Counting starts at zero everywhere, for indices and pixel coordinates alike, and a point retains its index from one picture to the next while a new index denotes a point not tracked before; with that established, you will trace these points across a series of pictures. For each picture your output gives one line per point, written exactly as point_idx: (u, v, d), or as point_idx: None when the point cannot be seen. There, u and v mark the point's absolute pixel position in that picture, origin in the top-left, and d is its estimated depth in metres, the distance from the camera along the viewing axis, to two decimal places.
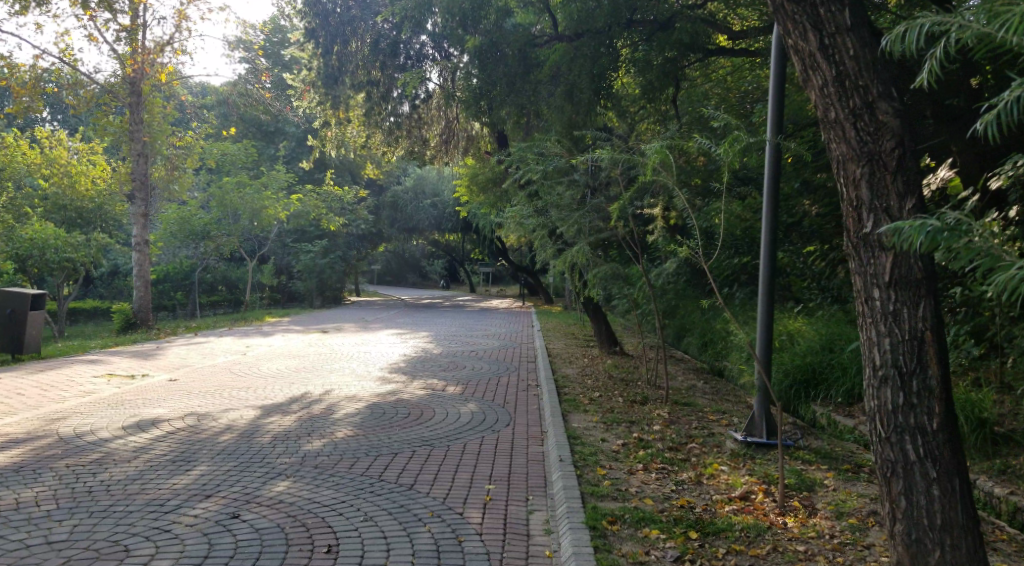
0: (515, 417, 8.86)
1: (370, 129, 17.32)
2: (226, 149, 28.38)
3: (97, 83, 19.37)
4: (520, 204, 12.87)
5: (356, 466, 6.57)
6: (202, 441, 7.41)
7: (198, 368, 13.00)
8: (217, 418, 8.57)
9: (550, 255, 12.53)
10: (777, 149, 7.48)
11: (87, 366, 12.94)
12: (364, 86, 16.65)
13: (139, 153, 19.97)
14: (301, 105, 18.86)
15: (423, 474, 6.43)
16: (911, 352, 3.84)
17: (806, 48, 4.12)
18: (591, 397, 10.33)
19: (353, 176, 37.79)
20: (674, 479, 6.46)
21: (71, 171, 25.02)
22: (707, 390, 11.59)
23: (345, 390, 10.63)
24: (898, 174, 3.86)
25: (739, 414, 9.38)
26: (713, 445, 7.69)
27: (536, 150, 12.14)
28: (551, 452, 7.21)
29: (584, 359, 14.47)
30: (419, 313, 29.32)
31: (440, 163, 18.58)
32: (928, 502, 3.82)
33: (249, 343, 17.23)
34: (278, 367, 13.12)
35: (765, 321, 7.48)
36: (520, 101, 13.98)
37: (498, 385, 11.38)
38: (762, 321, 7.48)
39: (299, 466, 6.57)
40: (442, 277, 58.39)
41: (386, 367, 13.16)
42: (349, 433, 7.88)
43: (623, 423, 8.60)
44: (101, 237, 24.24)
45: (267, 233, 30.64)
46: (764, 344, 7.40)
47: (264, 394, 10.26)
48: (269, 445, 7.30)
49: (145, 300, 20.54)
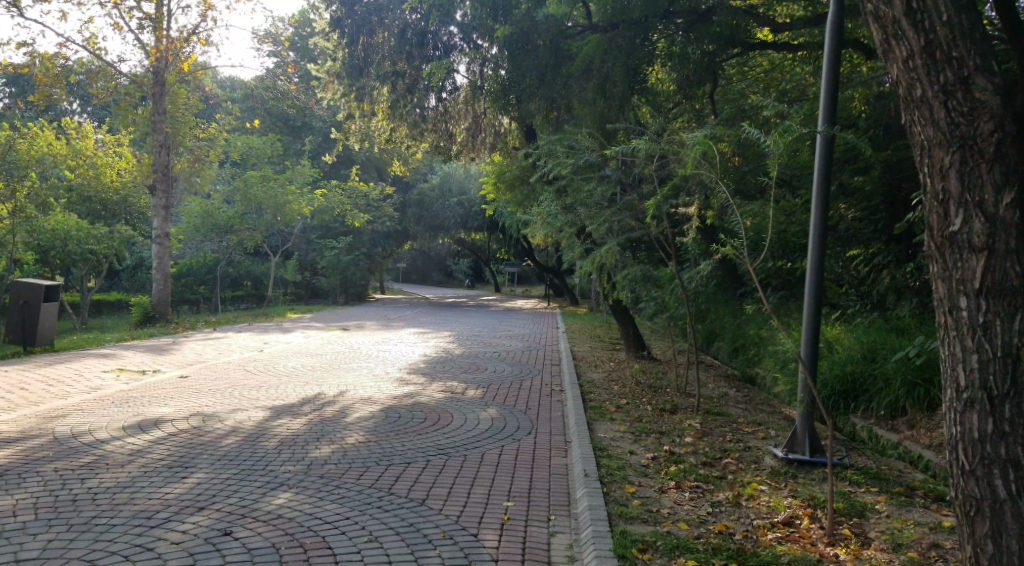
0: (539, 425, 8.33)
1: (393, 123, 16.88)
2: (250, 143, 28.17)
3: (120, 72, 19.20)
4: (547, 200, 12.35)
5: (364, 477, 6.09)
6: (204, 445, 7.01)
7: (212, 364, 12.64)
8: (223, 420, 8.14)
9: (578, 255, 12.00)
10: (828, 139, 6.88)
11: (100, 360, 12.65)
12: (389, 77, 16.19)
13: (161, 143, 19.76)
14: (325, 97, 18.38)
15: (437, 487, 5.93)
16: (1002, 372, 3.42)
17: (891, 14, 3.70)
18: (618, 404, 9.77)
19: (379, 173, 37.56)
20: (709, 500, 5.88)
21: (96, 163, 25.20)
22: (739, 398, 11.00)
23: (360, 392, 10.18)
24: (996, 163, 3.44)
25: (776, 427, 8.79)
26: (750, 461, 7.08)
27: (566, 143, 11.60)
28: (575, 465, 6.68)
29: (610, 363, 13.91)
30: (442, 311, 28.98)
31: (467, 158, 18.08)
32: (1020, 548, 3.39)
33: (267, 339, 16.87)
34: (295, 365, 12.75)
35: (810, 328, 6.88)
36: (550, 93, 13.51)
37: (519, 389, 10.87)
38: (808, 327, 6.89)
39: (304, 476, 6.09)
40: (467, 277, 58.04)
41: (405, 368, 12.72)
42: (361, 438, 7.42)
43: (652, 433, 8.05)
44: (124, 229, 24.08)
45: (291, 228, 30.37)
46: (808, 353, 6.82)
47: (275, 394, 9.85)
48: (275, 451, 6.86)
49: (164, 293, 20.25)
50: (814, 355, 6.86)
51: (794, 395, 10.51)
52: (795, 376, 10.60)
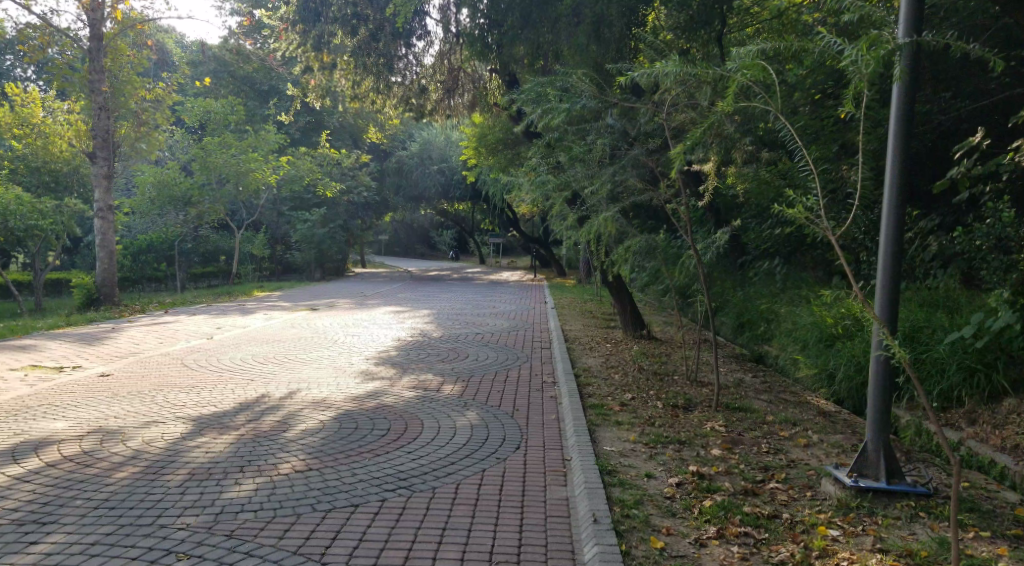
0: (528, 437, 6.61)
1: (358, 77, 14.86)
2: (208, 106, 26.05)
3: (56, 28, 17.11)
4: (534, 159, 10.57)
5: (289, 535, 4.41)
6: (88, 480, 5.32)
7: (147, 356, 10.88)
8: (127, 440, 6.36)
9: (569, 222, 10.27)
10: (914, 52, 4.91)
11: (16, 354, 10.87)
12: (349, 20, 13.94)
13: (100, 107, 17.62)
14: (280, 49, 16.06)
15: (389, 553, 4.24)
16: None
17: None
18: (621, 402, 8.06)
19: (353, 140, 34.99)
20: (769, 563, 4.23)
21: (44, 130, 23.17)
22: (758, 385, 9.23)
23: (312, 392, 8.46)
24: None
25: (817, 427, 7.05)
26: (804, 487, 5.37)
27: (555, 82, 9.69)
28: (579, 502, 4.98)
29: (605, 346, 12.23)
30: (420, 286, 27.22)
31: (443, 116, 16.20)
32: None
33: (222, 323, 15.04)
34: (243, 356, 10.98)
35: (884, 295, 4.98)
36: (537, 37, 11.87)
37: (501, 383, 9.15)
38: (881, 299, 5.00)
39: (205, 535, 4.40)
40: (450, 249, 56.10)
41: (371, 357, 10.99)
42: (299, 465, 5.69)
43: (666, 446, 6.32)
44: (74, 203, 21.77)
45: (256, 199, 28.31)
46: (884, 325, 4.92)
47: (207, 398, 8.09)
48: (177, 490, 5.14)
49: (109, 273, 18.29)
50: (891, 331, 4.99)
51: (821, 381, 8.68)
52: (821, 359, 8.84)
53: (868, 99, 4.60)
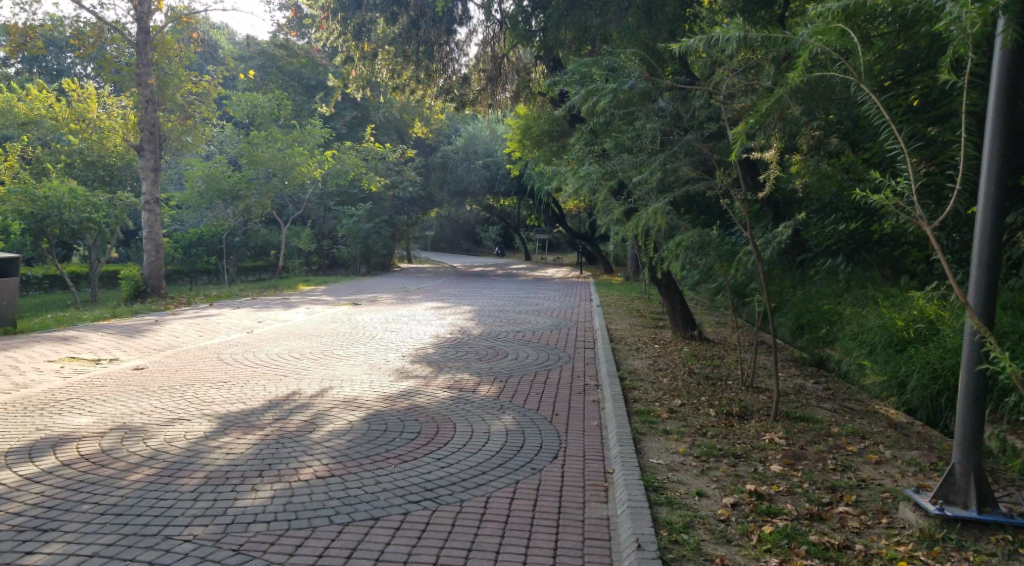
0: (568, 445, 6.13)
1: (400, 66, 14.55)
2: (255, 100, 26.09)
3: (106, 22, 17.16)
4: (578, 149, 10.08)
5: (299, 553, 4.03)
6: (99, 483, 5.02)
7: (184, 350, 10.71)
8: (147, 438, 6.09)
9: (615, 216, 9.76)
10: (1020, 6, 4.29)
11: (55, 345, 10.81)
12: (389, 7, 13.69)
13: (146, 99, 17.57)
14: (321, 39, 15.85)
15: None
16: None
17: None
18: (669, 408, 7.53)
19: (399, 134, 34.96)
20: None
21: (101, 125, 23.47)
22: (821, 392, 8.58)
23: (344, 390, 8.12)
24: None
25: (889, 441, 6.40)
26: (879, 513, 4.79)
27: (601, 66, 9.19)
28: (620, 524, 4.50)
29: (653, 347, 11.66)
30: (465, 282, 26.85)
31: (486, 106, 15.81)
32: None
33: (262, 317, 14.88)
34: (279, 351, 10.72)
35: (980, 292, 4.40)
36: (583, 21, 11.37)
37: (542, 385, 8.68)
38: (975, 289, 4.42)
39: (210, 549, 4.05)
40: (496, 245, 55.81)
41: (408, 354, 10.63)
42: (322, 471, 5.32)
43: (723, 459, 5.78)
44: (124, 196, 21.93)
45: (303, 192, 28.29)
46: (978, 324, 4.34)
47: (236, 395, 7.80)
48: (189, 496, 4.80)
49: (156, 265, 18.33)
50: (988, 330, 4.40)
51: (890, 390, 7.99)
52: (890, 365, 8.12)
53: (971, 64, 4.13)
